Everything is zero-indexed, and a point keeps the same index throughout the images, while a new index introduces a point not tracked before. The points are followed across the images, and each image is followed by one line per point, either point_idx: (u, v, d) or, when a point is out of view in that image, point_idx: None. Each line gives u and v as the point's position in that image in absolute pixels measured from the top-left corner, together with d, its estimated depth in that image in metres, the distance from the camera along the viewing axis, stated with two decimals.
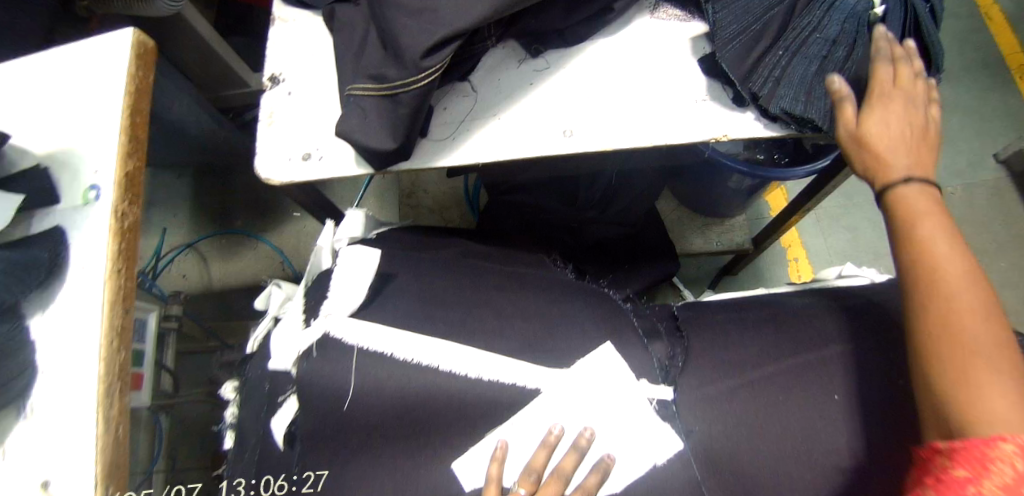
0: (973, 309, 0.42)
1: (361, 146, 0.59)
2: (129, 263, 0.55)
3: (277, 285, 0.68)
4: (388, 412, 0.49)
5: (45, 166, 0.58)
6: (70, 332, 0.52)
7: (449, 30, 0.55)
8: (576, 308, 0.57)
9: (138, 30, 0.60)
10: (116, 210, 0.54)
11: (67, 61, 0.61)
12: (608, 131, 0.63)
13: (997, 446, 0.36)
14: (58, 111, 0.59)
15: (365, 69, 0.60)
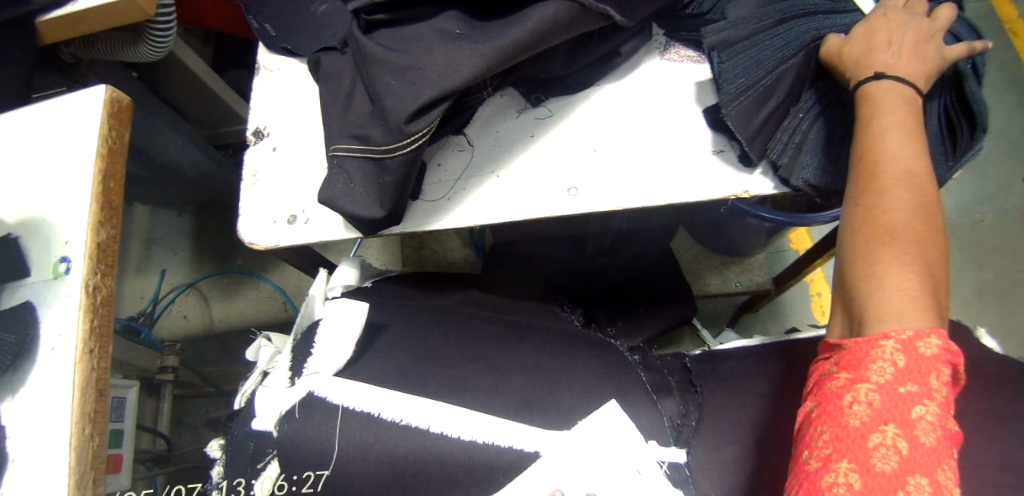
0: (902, 216, 0.41)
1: (346, 214, 0.54)
2: (101, 338, 0.54)
3: (267, 338, 0.63)
4: (375, 480, 0.45)
5: (15, 237, 0.57)
6: (40, 414, 0.50)
7: (438, 92, 0.51)
8: (581, 362, 0.53)
9: (110, 88, 0.59)
10: (87, 286, 0.53)
11: (40, 122, 0.59)
12: (615, 188, 0.60)
13: (879, 344, 0.36)
14: (32, 178, 0.58)
15: (350, 131, 0.56)
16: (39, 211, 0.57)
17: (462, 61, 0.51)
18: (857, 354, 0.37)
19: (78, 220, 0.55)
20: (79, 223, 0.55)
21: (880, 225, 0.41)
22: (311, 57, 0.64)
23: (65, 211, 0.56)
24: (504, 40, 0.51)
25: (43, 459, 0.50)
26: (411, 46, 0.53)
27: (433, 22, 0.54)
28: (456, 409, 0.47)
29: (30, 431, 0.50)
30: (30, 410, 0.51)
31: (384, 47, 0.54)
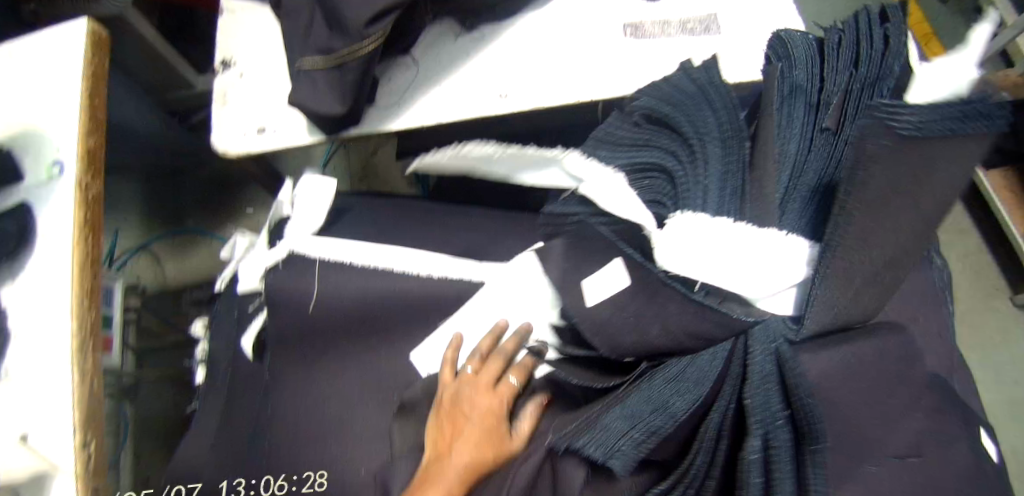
0: None
1: (311, 112, 0.65)
2: (95, 232, 0.59)
3: (242, 234, 0.69)
4: (349, 312, 0.55)
5: (9, 148, 0.62)
6: (42, 294, 0.56)
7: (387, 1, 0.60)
8: (516, 221, 0.64)
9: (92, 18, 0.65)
10: (78, 184, 0.58)
11: (23, 53, 0.65)
12: (536, 92, 0.71)
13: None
14: (19, 97, 0.64)
15: (313, 44, 0.65)
16: (28, 125, 0.63)
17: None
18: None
19: (65, 127, 0.61)
20: (65, 132, 0.61)
21: None
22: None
23: (52, 122, 0.62)
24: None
25: (44, 332, 0.55)
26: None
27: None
28: (412, 254, 0.57)
29: (32, 310, 0.56)
30: (33, 291, 0.56)
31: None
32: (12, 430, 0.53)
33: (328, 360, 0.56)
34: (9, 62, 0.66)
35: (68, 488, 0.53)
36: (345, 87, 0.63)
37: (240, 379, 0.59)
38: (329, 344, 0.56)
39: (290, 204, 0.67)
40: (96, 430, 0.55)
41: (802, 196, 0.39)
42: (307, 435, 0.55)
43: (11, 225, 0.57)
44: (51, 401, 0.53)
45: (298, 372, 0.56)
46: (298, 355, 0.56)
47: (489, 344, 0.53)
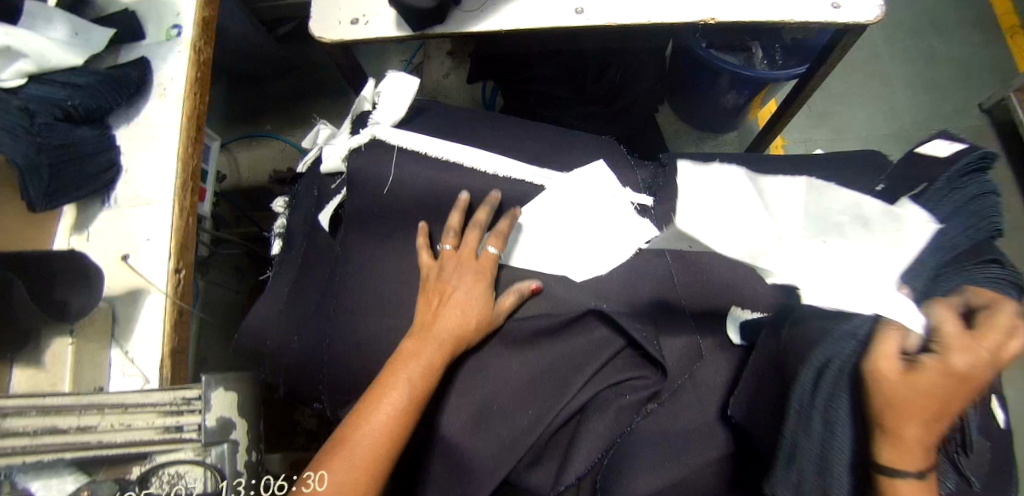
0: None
1: (402, 4, 0.70)
2: (203, 90, 0.69)
3: (325, 124, 0.73)
4: (422, 197, 0.60)
5: (132, 12, 0.72)
6: (157, 139, 0.66)
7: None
8: (582, 138, 0.67)
9: None
10: (195, 43, 0.70)
11: None
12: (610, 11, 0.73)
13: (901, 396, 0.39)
14: None
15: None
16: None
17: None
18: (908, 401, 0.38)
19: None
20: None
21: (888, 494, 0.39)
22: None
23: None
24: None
25: (156, 168, 0.65)
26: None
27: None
28: (480, 152, 0.62)
29: (144, 150, 0.66)
30: (147, 133, 0.67)
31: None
32: (115, 251, 0.63)
33: (397, 241, 0.61)
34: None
35: (159, 306, 0.61)
36: None
37: (312, 250, 0.64)
38: (399, 227, 0.61)
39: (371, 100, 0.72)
40: (188, 262, 0.64)
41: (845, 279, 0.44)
42: (370, 304, 0.59)
43: (133, 70, 0.67)
44: (153, 230, 0.63)
45: (362, 250, 0.60)
46: (367, 233, 0.61)
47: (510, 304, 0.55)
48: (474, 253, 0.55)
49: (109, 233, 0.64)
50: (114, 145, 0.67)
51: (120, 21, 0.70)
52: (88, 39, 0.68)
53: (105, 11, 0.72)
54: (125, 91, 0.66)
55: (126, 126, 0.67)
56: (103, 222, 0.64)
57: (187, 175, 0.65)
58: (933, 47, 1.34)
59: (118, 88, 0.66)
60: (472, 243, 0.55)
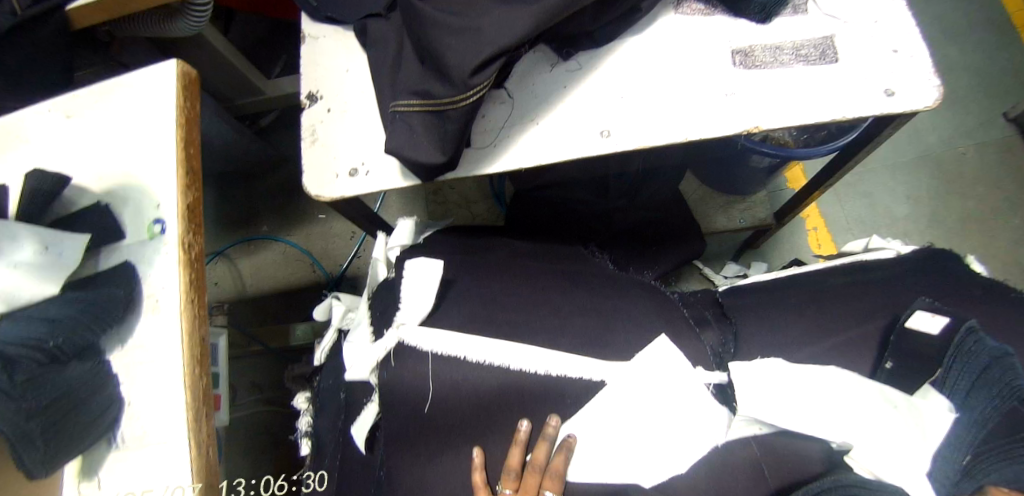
0: None
1: (410, 161, 0.60)
2: (199, 291, 0.62)
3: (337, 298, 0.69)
4: (464, 411, 0.54)
5: (105, 202, 0.64)
6: (157, 363, 0.60)
7: (492, 48, 0.53)
8: (632, 300, 0.61)
9: (181, 61, 0.66)
10: (181, 242, 0.61)
11: (125, 106, 0.66)
12: (642, 133, 0.66)
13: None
14: (119, 144, 0.65)
15: (411, 85, 0.62)
16: (125, 180, 0.64)
17: (529, 5, 0.54)
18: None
19: (165, 183, 0.63)
20: (163, 187, 0.63)
21: None
22: (357, 24, 0.72)
23: (149, 177, 0.63)
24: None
25: (160, 398, 0.59)
26: (463, 10, 0.57)
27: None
28: (525, 347, 0.55)
29: (145, 377, 0.60)
30: (143, 357, 0.60)
31: (433, 6, 0.58)
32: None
33: (446, 458, 0.55)
34: (102, 105, 0.67)
35: None
36: (446, 134, 0.59)
37: (349, 465, 0.60)
38: (444, 444, 0.55)
39: (385, 265, 0.71)
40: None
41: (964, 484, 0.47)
42: None
43: (117, 288, 0.60)
44: (169, 473, 0.57)
45: (406, 474, 0.55)
46: (409, 454, 0.55)
47: (562, 463, 0.53)
48: (542, 463, 0.53)
49: (120, 479, 0.59)
50: (111, 375, 0.60)
51: (91, 218, 0.62)
52: (59, 255, 0.59)
53: (77, 204, 0.64)
54: (115, 314, 0.59)
55: (120, 350, 0.61)
56: (111, 468, 0.59)
57: (195, 403, 0.59)
58: (949, 57, 1.34)
59: (107, 313, 0.59)
60: (542, 453, 0.53)
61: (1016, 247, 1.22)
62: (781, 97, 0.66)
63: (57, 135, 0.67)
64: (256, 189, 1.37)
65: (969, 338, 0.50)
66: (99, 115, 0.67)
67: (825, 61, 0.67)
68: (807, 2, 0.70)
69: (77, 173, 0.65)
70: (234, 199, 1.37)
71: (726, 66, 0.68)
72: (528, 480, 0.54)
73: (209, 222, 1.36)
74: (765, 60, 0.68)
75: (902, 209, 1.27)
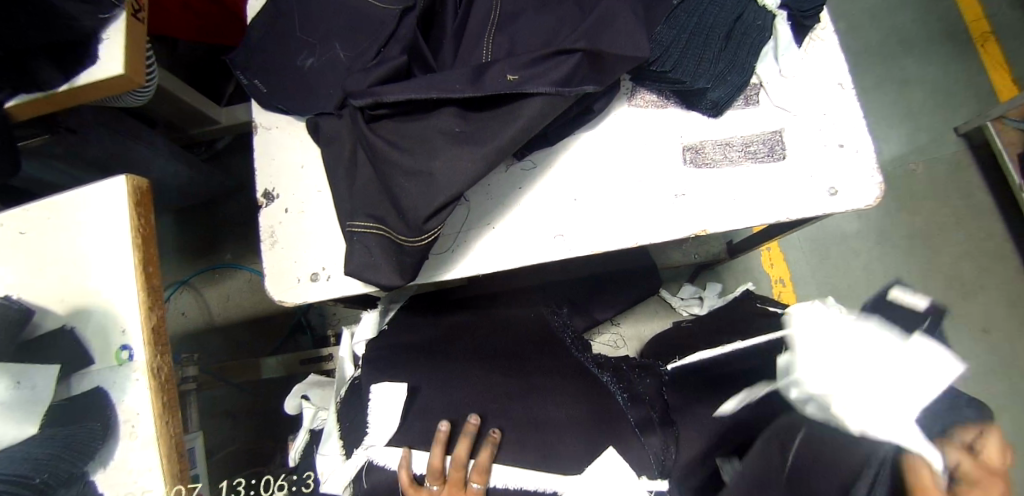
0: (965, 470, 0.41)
1: (373, 284, 0.60)
2: (173, 411, 0.64)
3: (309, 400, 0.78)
4: None
5: (70, 325, 0.63)
6: (139, 485, 0.61)
7: (446, 197, 0.57)
8: None
9: (130, 175, 0.65)
10: (150, 368, 0.62)
11: (76, 221, 0.65)
12: (595, 238, 0.68)
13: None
14: (71, 262, 0.64)
15: (364, 206, 0.61)
16: (87, 302, 0.63)
17: (478, 147, 0.57)
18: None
19: (127, 306, 0.63)
20: (127, 310, 0.63)
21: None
22: (309, 120, 0.71)
23: (113, 299, 0.63)
24: (497, 116, 0.58)
25: None
26: (415, 147, 0.59)
27: (435, 122, 0.60)
28: None
29: None
30: (128, 480, 0.61)
31: (383, 135, 0.61)
32: None
33: None
34: (55, 220, 0.65)
35: None
36: (404, 261, 0.60)
37: None
38: None
39: (350, 362, 0.81)
40: None
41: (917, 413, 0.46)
42: None
43: (97, 422, 0.61)
44: None
45: None
46: None
47: None
48: None
49: None
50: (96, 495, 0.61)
51: (59, 343, 0.62)
52: (33, 388, 0.58)
53: (43, 327, 0.64)
54: (96, 443, 0.61)
55: (104, 471, 0.62)
56: None
57: None
58: (905, 71, 1.35)
59: (88, 444, 0.60)
60: None
61: (958, 262, 1.28)
62: (733, 198, 0.68)
63: (11, 251, 0.66)
64: (218, 217, 1.35)
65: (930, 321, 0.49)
66: (50, 230, 0.65)
67: (772, 158, 0.69)
68: (758, 92, 0.72)
69: (33, 292, 0.65)
70: (195, 228, 1.35)
71: (677, 165, 0.70)
72: (454, 475, 0.62)
73: (171, 253, 1.34)
74: (714, 159, 0.70)
75: (853, 226, 1.33)
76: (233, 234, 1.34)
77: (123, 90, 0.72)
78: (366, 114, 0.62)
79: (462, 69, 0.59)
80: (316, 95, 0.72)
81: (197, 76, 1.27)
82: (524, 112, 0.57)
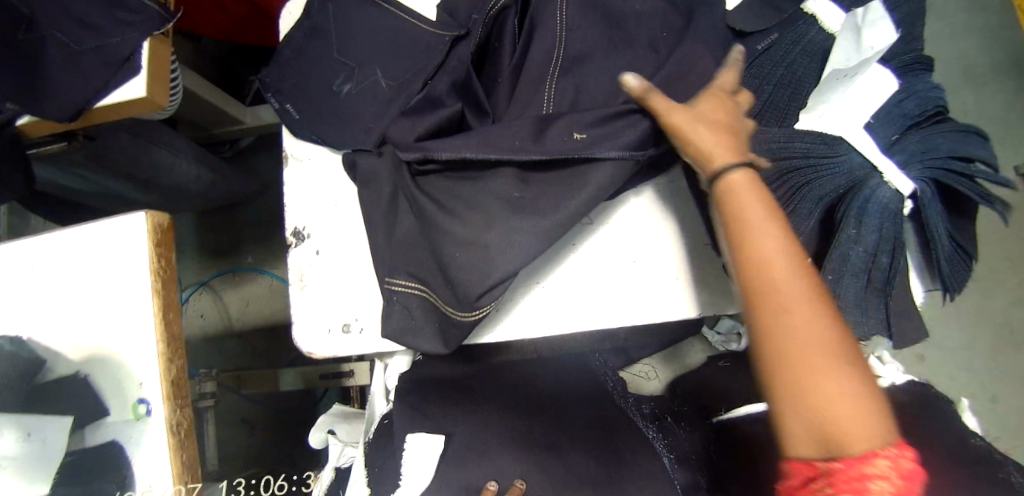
0: (807, 352, 0.39)
1: (412, 348, 0.56)
2: (191, 467, 0.60)
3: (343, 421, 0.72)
4: None
5: (84, 372, 0.60)
6: None
7: (496, 279, 0.53)
8: None
9: (150, 211, 0.60)
10: (170, 424, 0.58)
11: (91, 260, 0.60)
12: (654, 307, 0.62)
13: (873, 461, 0.37)
14: (87, 304, 0.60)
15: (407, 264, 0.57)
16: (104, 349, 0.59)
17: (538, 216, 0.53)
18: (850, 475, 0.37)
19: (145, 360, 0.59)
20: (146, 362, 0.59)
21: (783, 319, 0.41)
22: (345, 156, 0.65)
23: (131, 351, 0.59)
24: (560, 183, 0.55)
25: None
26: (468, 212, 0.55)
27: (490, 186, 0.56)
28: None
29: None
30: None
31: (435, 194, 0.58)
32: None
33: None
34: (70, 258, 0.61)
35: None
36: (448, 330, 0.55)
37: None
38: None
39: (383, 398, 0.69)
40: None
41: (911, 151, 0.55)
42: None
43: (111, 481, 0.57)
44: None
45: None
46: None
47: None
48: None
49: None
50: None
51: (72, 392, 0.59)
52: (43, 442, 0.54)
53: (54, 372, 0.60)
54: None
55: None
56: None
57: None
58: None
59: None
60: None
61: None
62: None
63: (21, 287, 0.61)
64: (239, 218, 1.31)
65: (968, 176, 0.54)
66: (64, 268, 0.61)
67: None
68: None
69: (46, 335, 0.61)
70: (216, 229, 1.31)
71: None
72: None
73: (191, 254, 1.30)
74: None
75: None
76: (254, 237, 1.30)
77: (142, 113, 0.70)
78: (413, 168, 0.59)
79: (523, 119, 0.54)
80: (354, 127, 0.66)
81: (222, 72, 1.21)
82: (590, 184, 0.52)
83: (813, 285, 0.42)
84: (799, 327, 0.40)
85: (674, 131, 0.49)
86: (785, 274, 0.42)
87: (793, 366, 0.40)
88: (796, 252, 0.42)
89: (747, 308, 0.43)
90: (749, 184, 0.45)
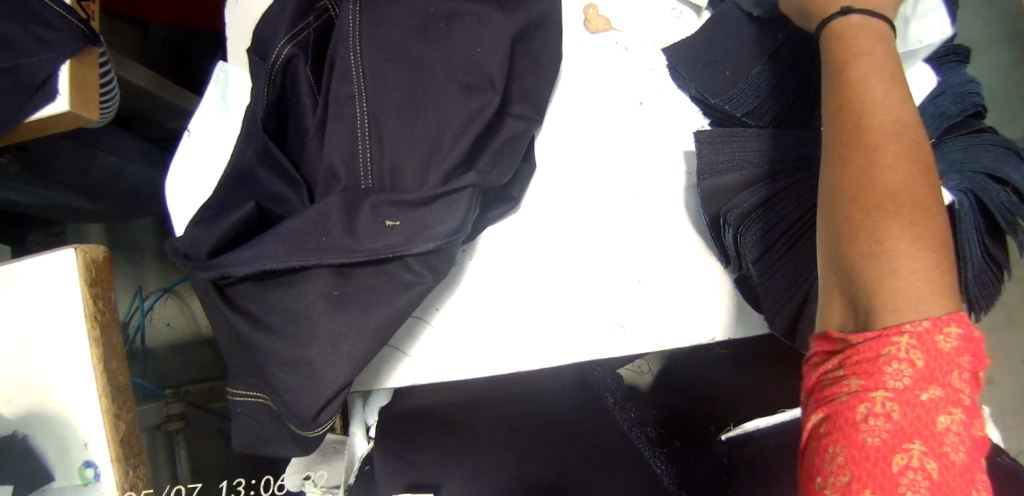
0: (909, 196, 0.34)
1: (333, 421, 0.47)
2: None
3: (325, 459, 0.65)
4: None
5: (21, 433, 0.52)
6: None
7: (333, 390, 0.45)
8: None
9: (81, 247, 0.52)
10: (123, 487, 0.52)
11: (15, 304, 0.52)
12: (662, 331, 0.56)
13: (892, 342, 0.32)
14: (15, 356, 0.52)
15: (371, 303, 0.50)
16: (38, 407, 0.52)
17: (362, 316, 0.46)
18: (867, 355, 0.33)
19: (89, 415, 0.52)
20: (90, 418, 0.52)
21: (880, 171, 0.36)
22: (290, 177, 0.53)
23: (71, 408, 0.52)
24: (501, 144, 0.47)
25: None
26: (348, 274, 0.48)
27: (315, 283, 0.47)
28: None
29: None
30: None
31: (269, 282, 0.48)
32: None
33: None
34: None
35: None
36: None
37: None
38: None
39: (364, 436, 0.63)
40: None
41: (941, 164, 0.51)
42: None
43: None
44: None
45: None
46: None
47: None
48: None
49: None
50: None
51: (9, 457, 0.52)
52: None
53: None
54: None
55: None
56: None
57: None
58: None
59: None
60: None
61: None
62: None
63: None
64: None
65: (991, 183, 0.50)
66: None
67: None
68: None
69: None
70: None
71: None
72: None
73: (154, 257, 1.21)
74: None
75: None
76: None
77: (69, 127, 0.60)
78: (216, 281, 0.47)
79: (327, 211, 0.47)
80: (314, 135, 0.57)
81: (173, 58, 1.09)
82: (427, 275, 0.48)
83: (907, 114, 0.38)
84: (883, 154, 0.36)
85: (832, 40, 0.43)
86: (903, 113, 0.38)
87: (875, 186, 0.35)
88: (911, 109, 0.38)
89: (834, 128, 0.39)
90: (886, 83, 0.39)
